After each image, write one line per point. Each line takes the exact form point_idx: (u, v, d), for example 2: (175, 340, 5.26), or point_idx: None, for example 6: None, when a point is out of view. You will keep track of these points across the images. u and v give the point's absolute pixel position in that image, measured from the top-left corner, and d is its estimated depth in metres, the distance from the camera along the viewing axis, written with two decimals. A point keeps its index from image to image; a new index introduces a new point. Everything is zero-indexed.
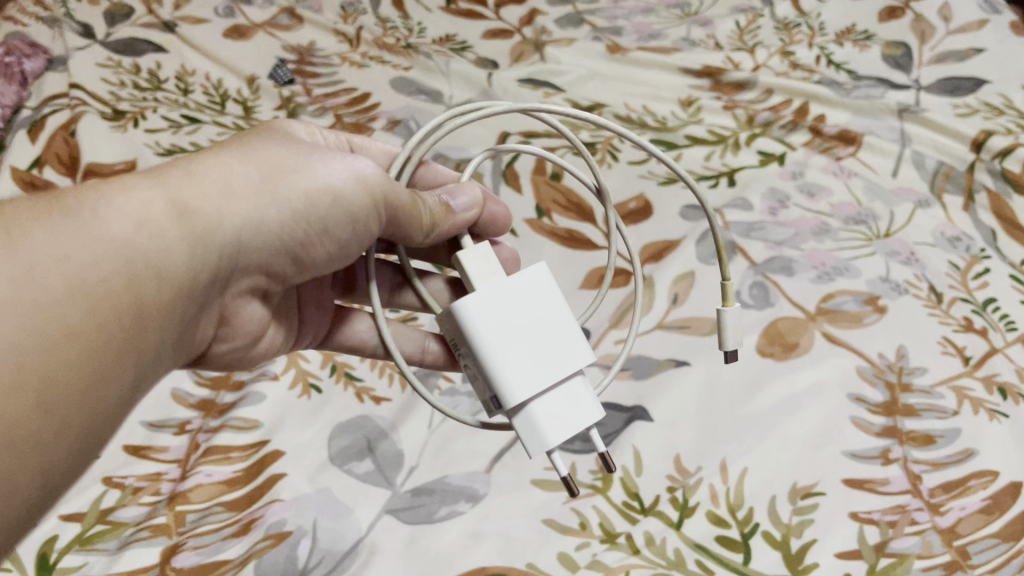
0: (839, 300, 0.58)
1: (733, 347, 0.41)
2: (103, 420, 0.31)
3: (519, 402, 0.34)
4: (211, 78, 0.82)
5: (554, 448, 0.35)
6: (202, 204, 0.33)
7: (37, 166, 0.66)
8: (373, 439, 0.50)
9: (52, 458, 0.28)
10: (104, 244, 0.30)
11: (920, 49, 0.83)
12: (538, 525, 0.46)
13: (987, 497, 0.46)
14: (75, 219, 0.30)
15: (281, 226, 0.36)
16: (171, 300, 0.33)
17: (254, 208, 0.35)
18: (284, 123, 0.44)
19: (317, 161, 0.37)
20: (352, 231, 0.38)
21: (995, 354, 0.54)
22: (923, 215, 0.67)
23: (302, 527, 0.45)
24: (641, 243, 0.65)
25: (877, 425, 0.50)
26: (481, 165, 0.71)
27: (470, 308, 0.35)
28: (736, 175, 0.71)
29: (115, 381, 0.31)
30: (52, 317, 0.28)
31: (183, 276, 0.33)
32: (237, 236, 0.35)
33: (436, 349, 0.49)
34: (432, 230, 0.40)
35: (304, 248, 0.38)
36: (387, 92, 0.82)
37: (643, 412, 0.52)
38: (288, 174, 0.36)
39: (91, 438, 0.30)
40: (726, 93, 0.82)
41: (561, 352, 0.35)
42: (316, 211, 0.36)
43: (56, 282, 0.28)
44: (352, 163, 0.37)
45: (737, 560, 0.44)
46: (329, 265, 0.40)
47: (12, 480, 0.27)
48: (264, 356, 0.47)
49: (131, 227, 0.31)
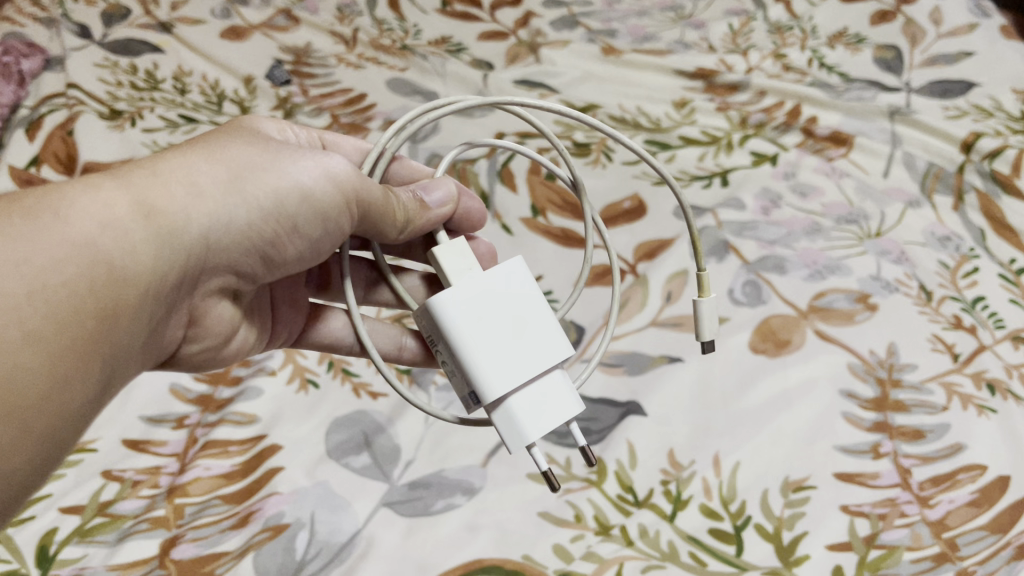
0: (830, 298, 0.59)
1: (710, 338, 0.41)
2: (68, 420, 0.31)
3: (498, 397, 0.35)
4: (207, 78, 0.82)
5: (534, 442, 0.35)
6: (167, 205, 0.33)
7: (35, 165, 0.67)
8: (370, 433, 0.50)
9: (12, 460, 0.29)
10: (67, 246, 0.30)
11: (910, 52, 0.84)
12: (535, 518, 0.47)
13: (975, 490, 0.47)
14: (36, 220, 0.30)
15: (251, 225, 0.36)
16: (137, 301, 0.33)
17: (221, 208, 0.35)
18: (253, 121, 0.45)
19: (285, 159, 0.37)
20: (322, 229, 0.39)
21: (984, 350, 0.55)
22: (914, 216, 0.68)
23: (300, 519, 0.46)
24: (634, 242, 0.65)
25: (868, 421, 0.51)
26: (477, 165, 0.72)
27: (445, 305, 0.35)
28: (729, 175, 0.72)
29: (80, 385, 0.31)
30: (14, 319, 0.29)
31: (150, 278, 0.33)
32: (205, 236, 0.35)
33: (413, 346, 0.50)
34: (406, 226, 0.41)
35: (274, 247, 0.38)
36: (384, 93, 0.82)
37: (637, 407, 0.53)
38: (256, 173, 0.36)
39: (53, 441, 0.31)
40: (719, 95, 0.83)
41: (542, 345, 0.36)
42: (286, 209, 0.37)
43: (17, 284, 0.29)
44: (323, 161, 0.37)
45: (729, 552, 0.45)
46: (301, 263, 0.41)
47: None
48: (236, 356, 0.47)
49: (94, 228, 0.31)
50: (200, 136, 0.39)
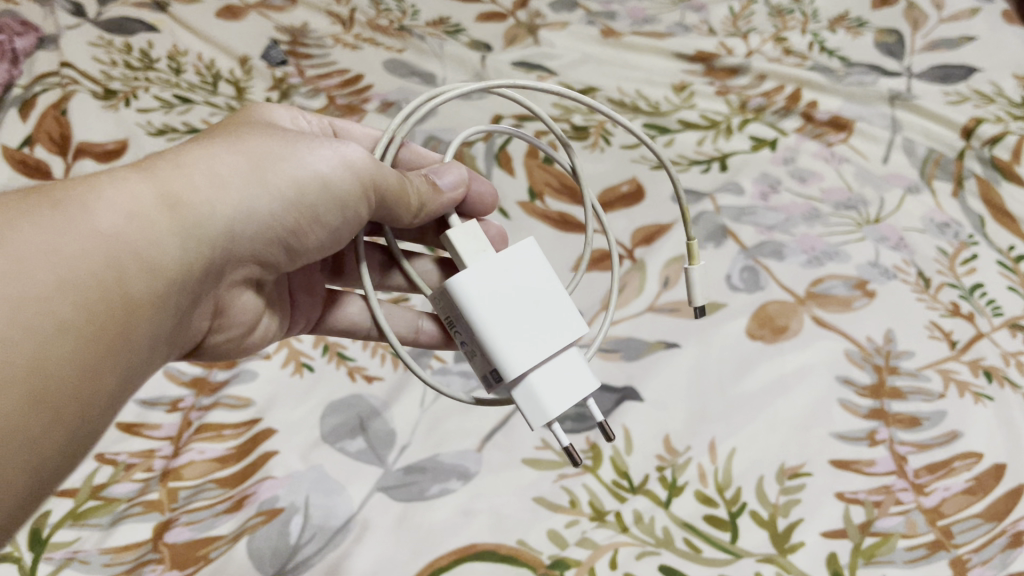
0: (828, 285, 0.59)
1: (702, 302, 0.43)
2: (98, 412, 0.30)
3: (519, 375, 0.35)
4: (203, 59, 0.81)
5: (555, 419, 0.35)
6: (190, 196, 0.33)
7: (29, 145, 0.66)
8: (366, 417, 0.50)
9: (46, 452, 0.28)
10: (95, 238, 0.30)
11: (912, 37, 0.83)
12: (530, 504, 0.47)
13: (971, 478, 0.47)
14: (63, 212, 0.30)
15: (273, 216, 0.36)
16: (163, 293, 0.33)
17: (243, 198, 0.35)
18: (266, 109, 0.45)
19: (304, 147, 0.37)
20: (342, 217, 0.38)
21: (981, 338, 0.55)
22: (913, 202, 0.67)
23: (295, 503, 0.45)
24: (632, 227, 0.65)
25: (865, 408, 0.51)
26: (474, 147, 0.72)
27: (464, 286, 0.35)
28: (728, 160, 0.72)
29: (108, 376, 0.30)
30: (45, 310, 0.28)
31: (177, 269, 0.33)
32: (228, 227, 0.35)
33: (430, 328, 0.50)
34: (420, 211, 0.40)
35: (295, 237, 0.38)
36: (381, 74, 0.82)
37: (633, 393, 0.52)
38: (275, 162, 0.36)
39: (83, 432, 0.30)
40: (719, 78, 0.83)
41: (558, 323, 0.36)
42: (306, 199, 0.36)
43: (47, 276, 0.28)
44: (339, 148, 0.37)
45: (724, 538, 0.45)
46: (321, 251, 0.41)
47: (9, 473, 0.27)
48: (259, 346, 0.47)
49: (120, 220, 0.31)
50: (215, 130, 0.38)
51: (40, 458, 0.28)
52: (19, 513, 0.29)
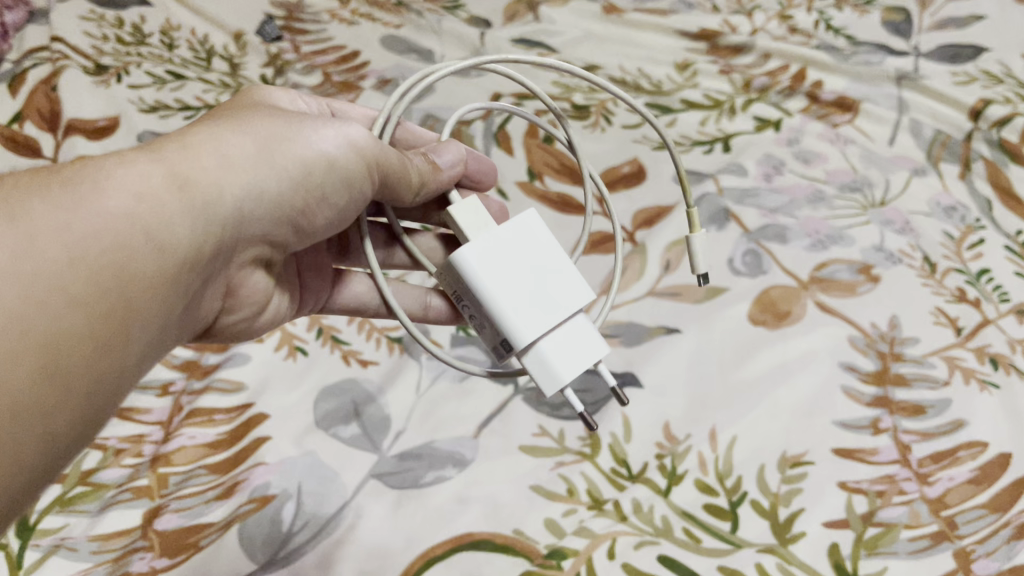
0: (832, 269, 0.59)
1: (705, 272, 0.42)
2: (108, 391, 0.29)
3: (529, 343, 0.34)
4: (196, 34, 0.80)
5: (567, 384, 0.35)
6: (201, 177, 0.31)
7: (18, 121, 0.66)
8: (360, 403, 0.49)
9: (54, 428, 0.27)
10: (105, 217, 0.28)
11: (920, 15, 0.81)
12: (526, 492, 0.46)
13: (976, 468, 0.46)
14: (73, 190, 0.29)
15: (281, 196, 0.35)
16: (176, 275, 0.31)
17: (254, 178, 0.33)
18: (263, 90, 0.44)
19: (309, 128, 0.36)
20: (348, 198, 0.37)
21: (988, 324, 0.54)
22: (919, 184, 0.66)
23: (287, 490, 0.45)
24: (633, 209, 0.64)
25: (868, 395, 0.50)
26: (472, 127, 0.71)
27: (467, 259, 0.34)
28: (732, 141, 0.71)
29: (118, 355, 0.29)
30: (56, 286, 0.27)
31: (189, 252, 0.31)
32: (239, 209, 0.33)
33: (439, 305, 0.48)
34: (421, 188, 0.39)
35: (303, 216, 0.37)
36: (378, 51, 0.80)
37: (633, 378, 0.51)
38: (281, 142, 0.34)
39: (93, 410, 0.29)
40: (722, 57, 0.81)
41: (564, 291, 0.35)
42: (314, 179, 0.35)
43: (56, 253, 0.27)
44: (343, 128, 0.36)
45: (725, 528, 0.44)
46: (329, 231, 0.40)
47: (16, 449, 0.26)
48: (269, 327, 0.46)
49: (132, 200, 0.29)
50: (219, 111, 0.37)
51: (45, 443, 0.27)
52: (30, 488, 0.28)
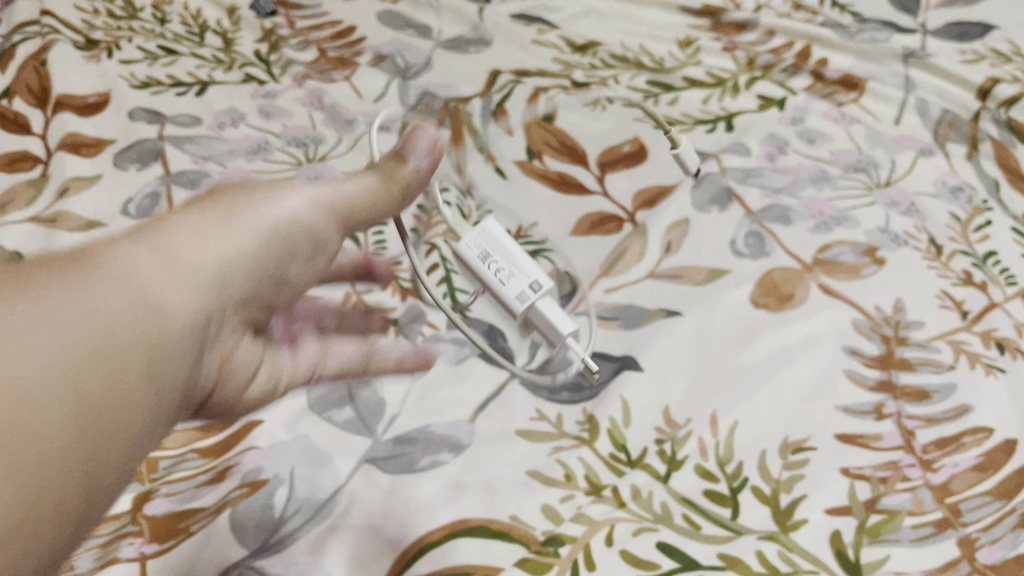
0: (836, 251, 0.58)
1: None
2: (119, 483, 0.29)
3: None
4: (189, 8, 0.78)
5: None
6: (185, 249, 0.32)
7: (7, 96, 0.65)
8: (354, 385, 0.48)
9: (69, 512, 0.26)
10: (109, 288, 0.28)
11: None
12: (523, 477, 0.45)
13: (981, 454, 0.45)
14: (75, 268, 0.28)
15: (254, 267, 0.36)
16: (173, 356, 0.31)
17: (232, 247, 0.34)
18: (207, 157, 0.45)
19: (271, 198, 0.38)
20: (313, 242, 0.40)
21: (994, 308, 0.53)
22: (925, 164, 0.65)
23: (279, 475, 0.44)
24: (633, 189, 0.63)
25: (872, 379, 0.49)
26: (470, 105, 0.69)
27: None
28: (735, 120, 0.69)
29: (128, 441, 0.29)
30: (76, 372, 0.26)
31: (186, 320, 0.32)
32: (222, 278, 0.34)
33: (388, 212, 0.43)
34: (404, 195, 0.43)
35: (274, 276, 0.38)
36: (374, 26, 0.79)
37: (633, 362, 0.50)
38: (248, 204, 0.37)
39: (105, 493, 0.28)
40: (726, 35, 0.79)
41: None
42: (280, 240, 0.37)
43: (73, 319, 0.27)
44: (296, 191, 0.39)
45: (725, 514, 0.43)
46: (303, 277, 0.42)
47: (39, 536, 0.25)
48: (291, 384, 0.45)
49: (129, 276, 0.29)
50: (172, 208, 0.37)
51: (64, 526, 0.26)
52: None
